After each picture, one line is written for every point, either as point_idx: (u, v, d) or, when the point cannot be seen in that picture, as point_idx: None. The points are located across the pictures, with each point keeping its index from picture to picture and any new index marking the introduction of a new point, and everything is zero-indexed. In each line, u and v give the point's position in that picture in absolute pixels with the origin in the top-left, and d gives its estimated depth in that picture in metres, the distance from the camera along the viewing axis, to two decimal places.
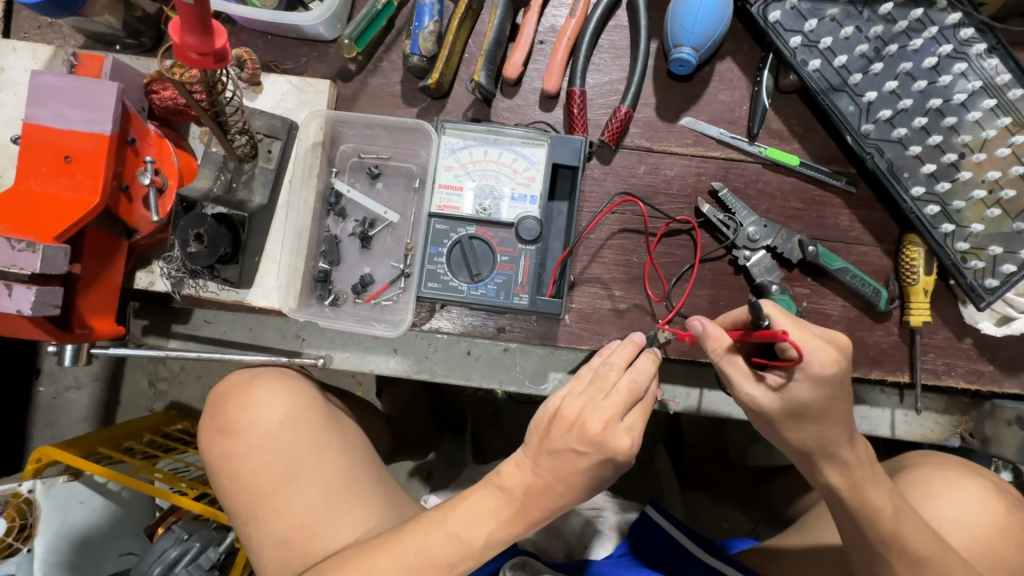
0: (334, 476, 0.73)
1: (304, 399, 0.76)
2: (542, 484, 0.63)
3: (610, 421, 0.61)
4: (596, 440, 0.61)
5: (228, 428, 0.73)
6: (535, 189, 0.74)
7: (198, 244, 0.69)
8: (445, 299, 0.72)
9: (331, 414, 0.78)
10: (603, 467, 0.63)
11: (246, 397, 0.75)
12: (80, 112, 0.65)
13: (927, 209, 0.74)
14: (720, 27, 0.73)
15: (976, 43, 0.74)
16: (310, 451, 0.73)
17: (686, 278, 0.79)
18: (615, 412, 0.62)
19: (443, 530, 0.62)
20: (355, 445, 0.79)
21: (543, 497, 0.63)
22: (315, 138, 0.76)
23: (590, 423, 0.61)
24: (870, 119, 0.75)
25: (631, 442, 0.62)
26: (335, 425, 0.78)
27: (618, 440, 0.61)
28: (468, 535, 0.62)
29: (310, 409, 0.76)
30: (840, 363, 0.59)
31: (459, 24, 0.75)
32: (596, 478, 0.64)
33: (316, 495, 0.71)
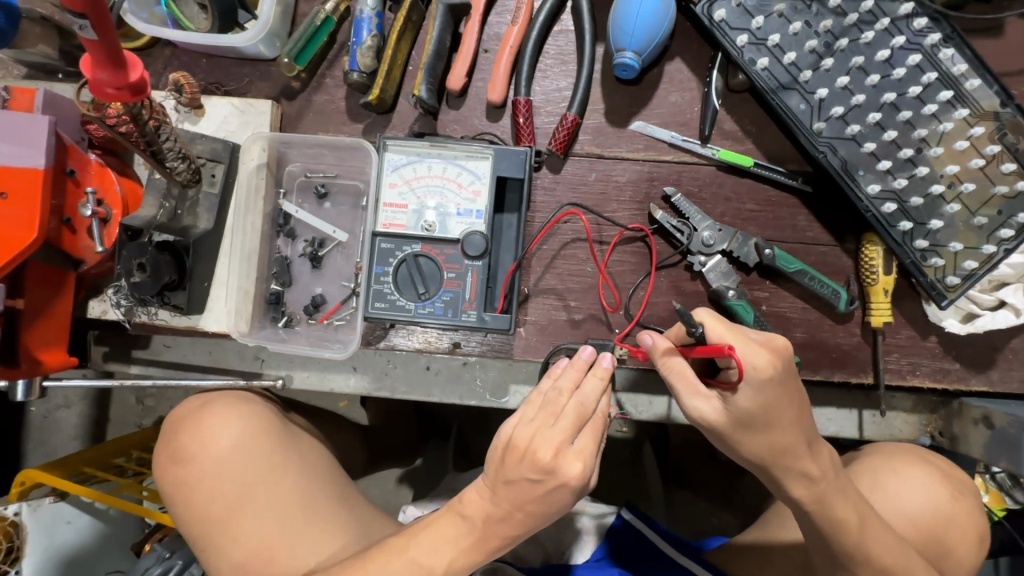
0: (291, 497, 0.73)
1: (259, 422, 0.76)
2: (500, 513, 0.61)
3: (561, 447, 0.59)
4: (550, 469, 0.58)
5: (179, 457, 0.73)
6: (480, 204, 0.73)
7: (141, 274, 0.69)
8: (394, 318, 0.72)
9: (287, 435, 0.78)
10: (560, 494, 0.59)
11: (197, 424, 0.74)
12: (12, 147, 0.65)
13: (884, 207, 0.72)
14: (662, 29, 0.71)
15: (930, 34, 0.71)
16: (269, 474, 0.73)
17: (641, 284, 0.78)
18: (565, 437, 0.59)
19: (405, 555, 0.61)
20: (314, 465, 0.79)
21: (503, 526, 0.60)
22: (259, 159, 0.76)
23: (540, 452, 0.58)
24: (823, 117, 0.72)
25: (584, 466, 0.59)
26: (292, 445, 0.78)
27: (571, 466, 0.58)
28: (430, 564, 0.60)
29: (263, 431, 0.76)
30: (774, 366, 0.57)
31: (398, 37, 0.73)
32: (556, 507, 0.61)
33: (273, 519, 0.71)
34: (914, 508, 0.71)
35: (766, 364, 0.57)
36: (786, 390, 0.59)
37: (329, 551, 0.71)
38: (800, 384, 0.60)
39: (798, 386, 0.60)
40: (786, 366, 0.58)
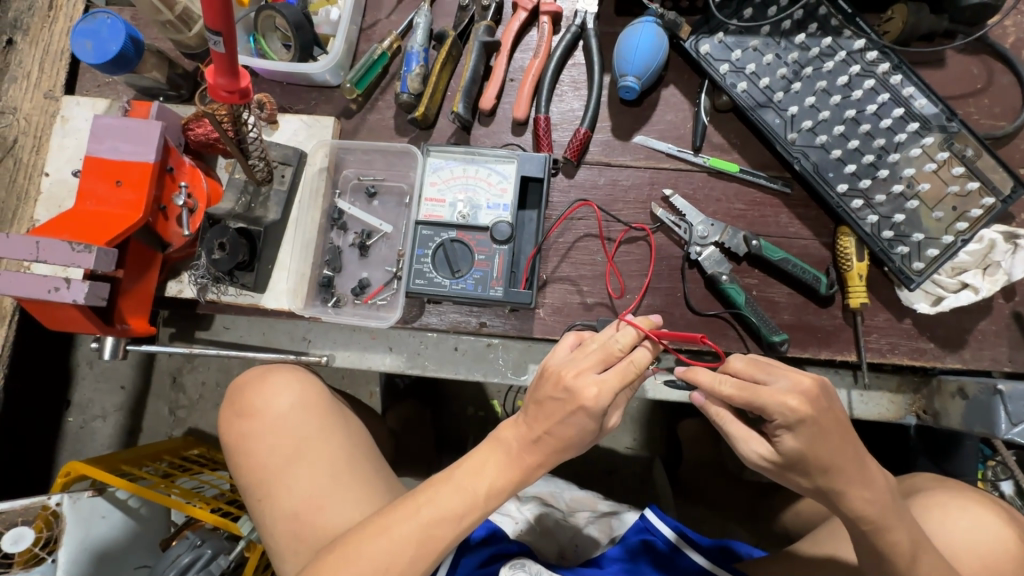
0: (340, 457, 0.82)
1: (311, 388, 0.87)
2: (533, 436, 0.68)
3: (583, 371, 0.66)
4: (570, 390, 0.65)
5: (245, 412, 0.85)
6: (507, 199, 0.86)
7: (221, 251, 0.82)
8: (430, 293, 0.83)
9: (337, 403, 0.88)
10: (580, 418, 0.66)
11: (261, 384, 0.86)
12: (131, 145, 0.80)
13: (852, 203, 0.84)
14: (657, 60, 0.86)
15: (881, 63, 0.86)
16: (321, 433, 0.83)
17: (643, 269, 0.89)
18: (589, 365, 0.66)
19: (449, 485, 0.68)
20: (358, 434, 0.88)
21: (536, 447, 0.68)
22: (322, 164, 0.91)
23: (564, 371, 0.66)
24: (795, 129, 0.86)
25: (599, 393, 0.64)
26: (340, 415, 0.89)
27: (588, 389, 0.64)
28: (475, 486, 0.68)
29: (317, 396, 0.87)
30: (809, 410, 0.61)
31: (442, 66, 0.89)
32: (576, 436, 0.67)
33: (323, 475, 0.80)
34: (990, 540, 0.72)
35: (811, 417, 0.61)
36: (827, 429, 0.62)
37: (374, 508, 0.78)
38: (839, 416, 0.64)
39: (837, 418, 0.63)
40: (824, 405, 0.62)
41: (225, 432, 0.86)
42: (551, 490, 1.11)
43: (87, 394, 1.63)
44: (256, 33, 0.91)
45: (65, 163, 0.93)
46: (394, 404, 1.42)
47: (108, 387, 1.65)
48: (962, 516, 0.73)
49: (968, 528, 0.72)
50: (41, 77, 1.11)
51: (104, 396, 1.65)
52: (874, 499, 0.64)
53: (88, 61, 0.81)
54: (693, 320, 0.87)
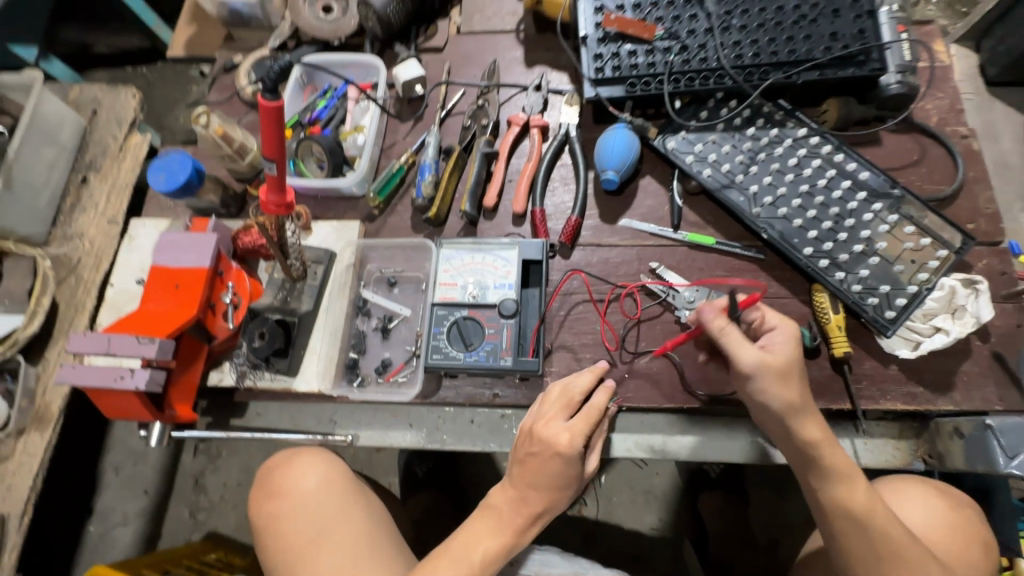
0: (362, 538, 0.85)
1: (336, 470, 0.93)
2: (520, 492, 0.74)
3: (552, 420, 0.74)
4: (545, 441, 0.72)
5: (275, 493, 0.90)
6: (512, 279, 0.97)
7: (260, 340, 0.94)
8: (447, 366, 0.92)
9: (358, 485, 0.92)
10: (559, 465, 0.72)
11: (288, 467, 0.93)
12: (191, 255, 0.94)
13: (819, 263, 0.94)
14: (632, 156, 1.02)
15: (823, 146, 1.01)
16: (344, 515, 0.87)
17: (635, 331, 0.97)
18: (556, 414, 0.75)
19: (447, 557, 0.72)
20: (379, 514, 0.91)
21: (525, 502, 0.74)
22: (349, 261, 1.04)
23: (536, 425, 0.75)
24: (758, 204, 0.99)
25: (571, 437, 0.72)
26: (363, 494, 0.92)
27: (561, 436, 0.72)
28: (471, 555, 0.72)
29: (342, 477, 0.92)
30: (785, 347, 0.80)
31: (450, 173, 1.06)
32: (558, 484, 0.74)
33: (344, 556, 0.83)
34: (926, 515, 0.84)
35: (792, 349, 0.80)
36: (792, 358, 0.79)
37: None
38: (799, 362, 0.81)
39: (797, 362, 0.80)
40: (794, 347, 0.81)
41: (255, 513, 0.92)
42: (574, 571, 1.15)
43: (110, 501, 1.77)
44: (297, 158, 1.09)
45: (129, 273, 1.08)
46: (414, 492, 1.43)
47: (131, 493, 1.79)
48: (900, 502, 0.86)
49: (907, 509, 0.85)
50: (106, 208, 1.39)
51: (126, 503, 1.78)
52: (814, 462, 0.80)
53: (160, 189, 0.98)
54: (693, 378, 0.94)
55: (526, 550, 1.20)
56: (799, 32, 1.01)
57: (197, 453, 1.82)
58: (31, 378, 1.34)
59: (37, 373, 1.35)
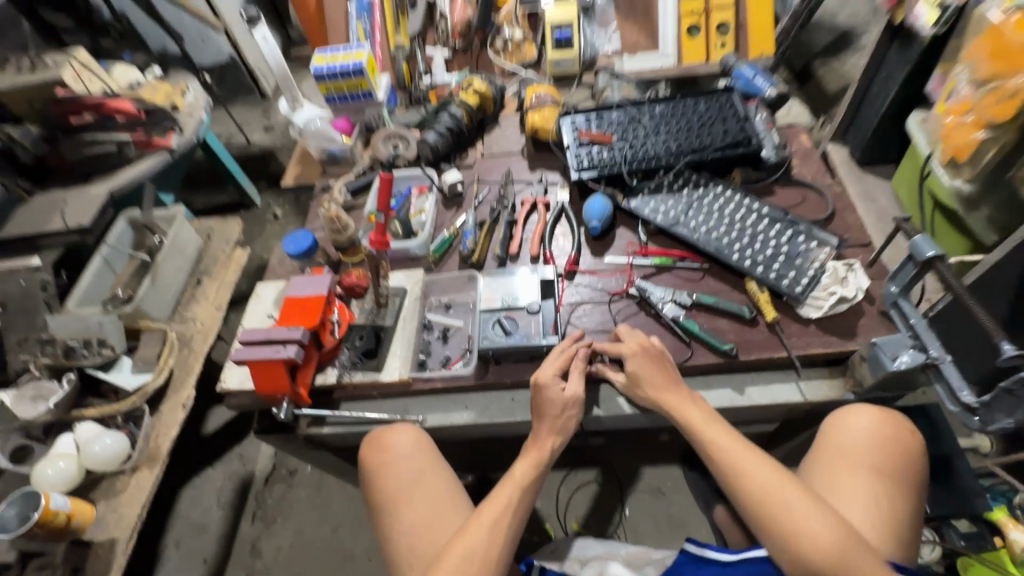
0: (441, 492, 1.23)
1: (426, 441, 1.26)
2: (539, 433, 1.16)
3: (548, 367, 1.20)
4: (538, 378, 1.18)
5: (383, 449, 1.25)
6: (533, 292, 1.39)
7: (361, 340, 1.34)
8: (492, 349, 1.28)
9: (440, 451, 1.27)
10: (557, 393, 1.15)
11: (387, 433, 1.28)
12: (314, 287, 1.37)
13: (746, 263, 1.36)
14: (608, 211, 1.51)
15: (735, 195, 1.50)
16: (429, 475, 1.24)
17: (625, 321, 1.36)
18: (553, 360, 1.21)
19: (505, 484, 1.13)
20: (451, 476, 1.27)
21: (544, 432, 1.15)
22: (416, 293, 1.47)
23: (540, 372, 1.19)
24: (698, 232, 1.44)
25: (549, 371, 1.16)
26: (441, 460, 1.27)
27: (547, 371, 1.17)
28: (521, 472, 1.13)
29: (429, 448, 1.26)
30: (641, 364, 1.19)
31: (486, 233, 1.55)
32: (541, 395, 1.14)
33: (428, 502, 1.21)
34: (867, 449, 1.15)
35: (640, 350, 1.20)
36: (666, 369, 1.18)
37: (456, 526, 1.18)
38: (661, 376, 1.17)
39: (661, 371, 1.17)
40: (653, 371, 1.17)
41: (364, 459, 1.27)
42: (607, 550, 1.36)
43: (173, 572, 1.93)
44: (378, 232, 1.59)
45: (258, 315, 1.49)
46: None
47: (192, 563, 1.94)
48: (851, 430, 1.18)
49: (852, 437, 1.17)
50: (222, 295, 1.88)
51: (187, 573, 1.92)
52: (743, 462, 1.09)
53: (291, 251, 1.45)
54: (670, 347, 1.30)
55: (562, 539, 1.41)
56: (704, 131, 1.58)
57: (254, 519, 2.02)
58: (149, 427, 1.65)
59: (152, 422, 1.66)
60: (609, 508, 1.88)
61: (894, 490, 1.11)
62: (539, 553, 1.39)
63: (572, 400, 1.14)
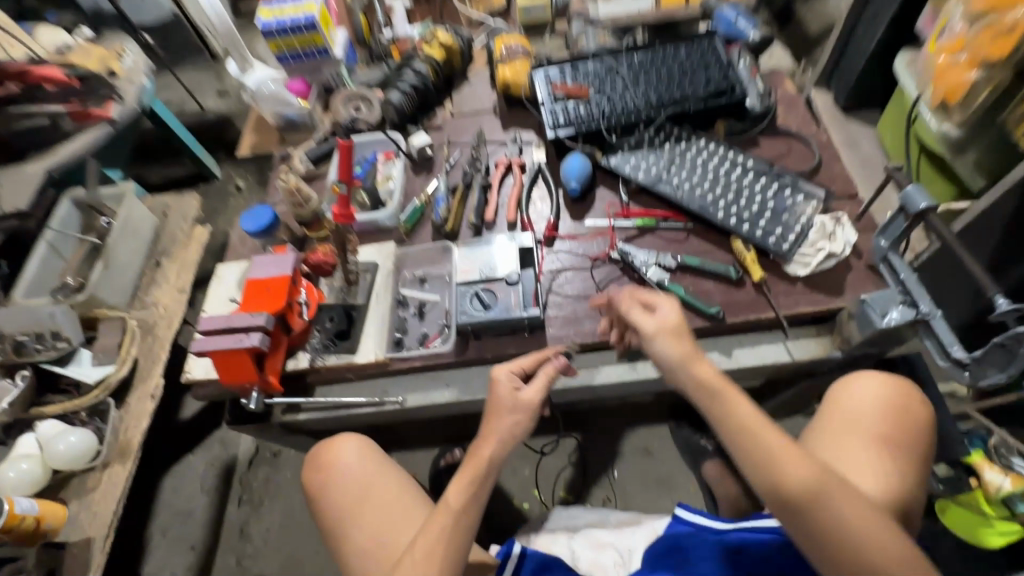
0: (392, 495, 1.21)
1: (368, 447, 1.26)
2: (477, 448, 1.11)
3: (507, 375, 1.14)
4: (495, 384, 1.14)
5: (324, 466, 1.25)
6: (512, 260, 1.32)
7: (331, 321, 1.27)
8: (471, 324, 1.22)
9: (383, 454, 1.26)
10: (504, 405, 1.12)
11: (332, 447, 1.27)
12: (276, 267, 1.28)
13: (731, 220, 1.30)
14: (587, 171, 1.43)
15: (719, 147, 1.42)
16: (374, 479, 1.23)
17: (608, 287, 1.31)
18: (515, 369, 1.16)
19: (441, 507, 1.07)
20: (403, 479, 1.25)
21: (478, 451, 1.10)
22: (389, 267, 1.38)
23: (494, 378, 1.15)
24: (681, 189, 1.37)
25: (503, 376, 1.14)
26: (388, 463, 1.26)
27: (501, 377, 1.14)
28: (453, 497, 1.07)
29: (371, 453, 1.26)
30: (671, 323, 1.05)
31: (459, 200, 1.46)
32: (493, 395, 1.13)
33: (377, 513, 1.19)
34: (873, 411, 1.12)
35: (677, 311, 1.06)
36: (681, 338, 1.04)
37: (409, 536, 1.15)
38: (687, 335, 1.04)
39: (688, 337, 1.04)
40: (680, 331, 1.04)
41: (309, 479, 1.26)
42: (598, 517, 1.36)
43: (161, 559, 1.91)
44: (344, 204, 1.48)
45: (221, 299, 1.40)
46: None
47: (180, 549, 1.92)
48: (857, 393, 1.15)
49: (857, 400, 1.15)
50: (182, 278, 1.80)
51: (175, 559, 1.90)
52: (750, 415, 0.97)
53: (249, 229, 1.35)
54: None
55: (553, 509, 1.40)
56: (686, 81, 1.48)
57: (240, 503, 1.98)
58: (116, 421, 1.57)
59: (121, 415, 1.58)
60: (597, 471, 1.89)
61: (902, 452, 1.09)
62: (529, 523, 1.39)
63: (525, 404, 1.11)
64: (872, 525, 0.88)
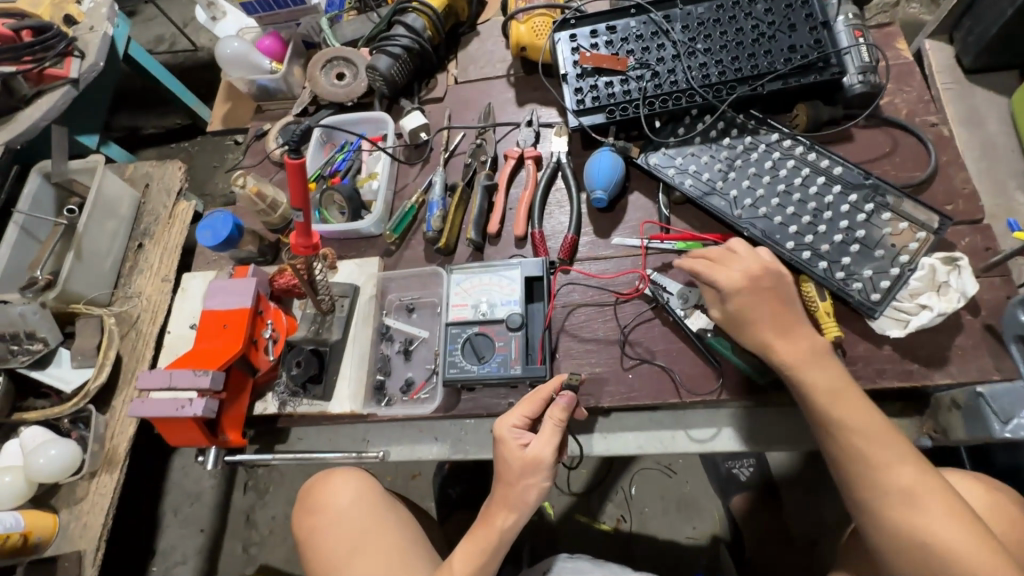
0: (392, 547, 1.00)
1: (367, 486, 1.07)
2: (489, 511, 0.88)
3: (512, 423, 0.87)
4: (499, 431, 0.87)
5: (315, 505, 1.06)
6: (516, 295, 1.07)
7: (297, 367, 1.06)
8: (463, 379, 1.01)
9: (386, 497, 1.06)
10: (516, 462, 0.84)
11: (324, 486, 1.07)
12: (234, 297, 1.07)
13: (802, 255, 1.00)
14: (617, 175, 1.12)
15: (796, 147, 1.08)
16: (371, 526, 1.02)
17: (635, 332, 1.05)
18: (521, 413, 0.88)
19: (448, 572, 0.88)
20: (409, 526, 1.05)
21: (493, 516, 0.87)
22: (372, 292, 1.16)
23: (499, 425, 0.88)
24: (739, 207, 1.06)
25: (509, 425, 0.87)
26: (390, 508, 1.06)
27: (506, 425, 0.87)
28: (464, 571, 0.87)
29: (370, 495, 1.06)
30: (749, 280, 0.89)
31: (456, 206, 1.18)
32: (497, 458, 0.86)
33: (376, 565, 0.97)
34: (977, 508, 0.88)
35: (761, 267, 0.90)
36: (777, 300, 0.88)
37: None
38: (784, 292, 0.89)
39: (769, 294, 0.88)
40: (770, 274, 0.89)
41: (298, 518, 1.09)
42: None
43: (172, 540, 1.90)
44: (321, 207, 1.24)
45: (183, 320, 1.22)
46: (451, 515, 1.60)
47: (189, 532, 1.92)
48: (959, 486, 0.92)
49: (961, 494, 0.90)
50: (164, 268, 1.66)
51: (185, 541, 1.90)
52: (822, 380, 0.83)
53: (206, 243, 1.13)
54: (692, 372, 0.99)
55: (558, 560, 1.25)
56: (759, 49, 1.11)
57: (246, 490, 1.95)
58: (101, 425, 1.47)
59: (106, 420, 1.49)
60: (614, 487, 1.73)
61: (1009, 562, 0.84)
62: (530, 573, 1.26)
63: (533, 463, 0.84)
64: (958, 521, 0.73)
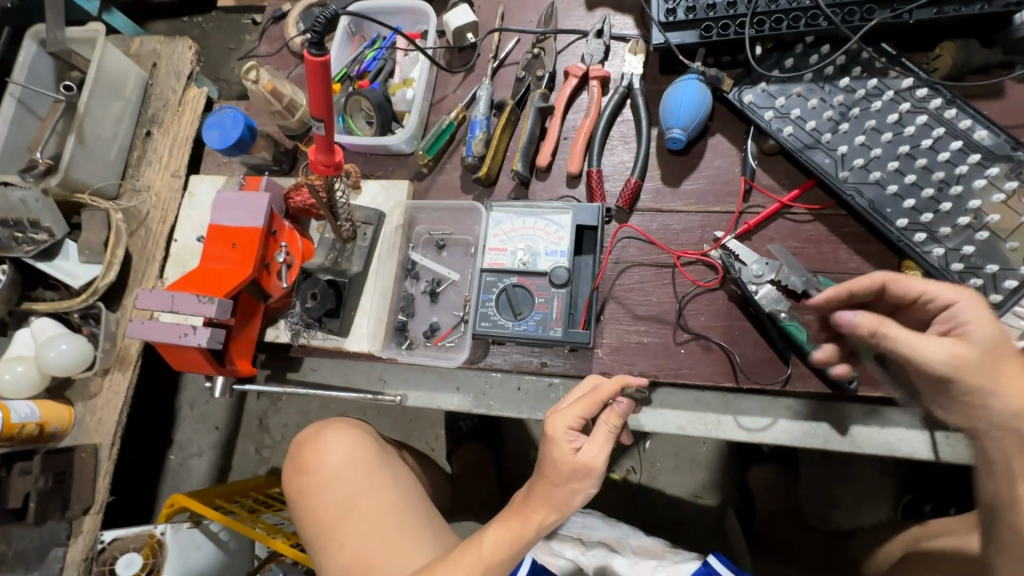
0: (389, 505, 0.96)
1: (361, 444, 1.03)
2: (526, 499, 0.81)
3: (567, 425, 0.76)
4: (548, 426, 0.77)
5: (304, 468, 1.02)
6: (564, 246, 0.93)
7: (313, 300, 0.95)
8: (495, 334, 0.91)
9: (383, 456, 1.03)
10: (565, 464, 0.75)
11: (315, 445, 1.03)
12: (244, 214, 0.94)
13: (914, 237, 0.83)
14: (701, 112, 0.92)
15: (933, 99, 0.87)
16: (364, 484, 0.98)
17: (693, 303, 0.91)
18: (576, 414, 0.77)
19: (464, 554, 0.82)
20: (405, 482, 1.02)
21: (530, 503, 0.79)
22: (398, 222, 1.04)
23: (552, 423, 0.77)
24: (846, 167, 0.87)
25: (560, 421, 0.77)
26: (385, 465, 1.02)
27: (558, 425, 0.76)
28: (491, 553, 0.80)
29: (364, 453, 1.02)
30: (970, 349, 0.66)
31: (502, 130, 1.00)
32: (541, 452, 0.78)
33: (369, 529, 0.94)
34: None
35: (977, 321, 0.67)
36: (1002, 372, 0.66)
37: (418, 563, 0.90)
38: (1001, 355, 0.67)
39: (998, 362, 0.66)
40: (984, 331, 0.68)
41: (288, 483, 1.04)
42: (617, 536, 1.13)
43: (188, 433, 1.95)
44: (345, 114, 1.07)
45: (191, 229, 1.11)
46: (461, 449, 1.58)
47: (204, 427, 1.95)
48: None
49: None
50: (170, 161, 1.51)
51: (201, 436, 1.95)
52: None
53: (213, 146, 0.99)
54: (753, 356, 0.88)
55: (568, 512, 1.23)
56: None
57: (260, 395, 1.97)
58: (112, 323, 1.42)
59: (118, 319, 1.43)
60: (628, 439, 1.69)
61: None
62: None
63: (584, 470, 0.75)
64: None
